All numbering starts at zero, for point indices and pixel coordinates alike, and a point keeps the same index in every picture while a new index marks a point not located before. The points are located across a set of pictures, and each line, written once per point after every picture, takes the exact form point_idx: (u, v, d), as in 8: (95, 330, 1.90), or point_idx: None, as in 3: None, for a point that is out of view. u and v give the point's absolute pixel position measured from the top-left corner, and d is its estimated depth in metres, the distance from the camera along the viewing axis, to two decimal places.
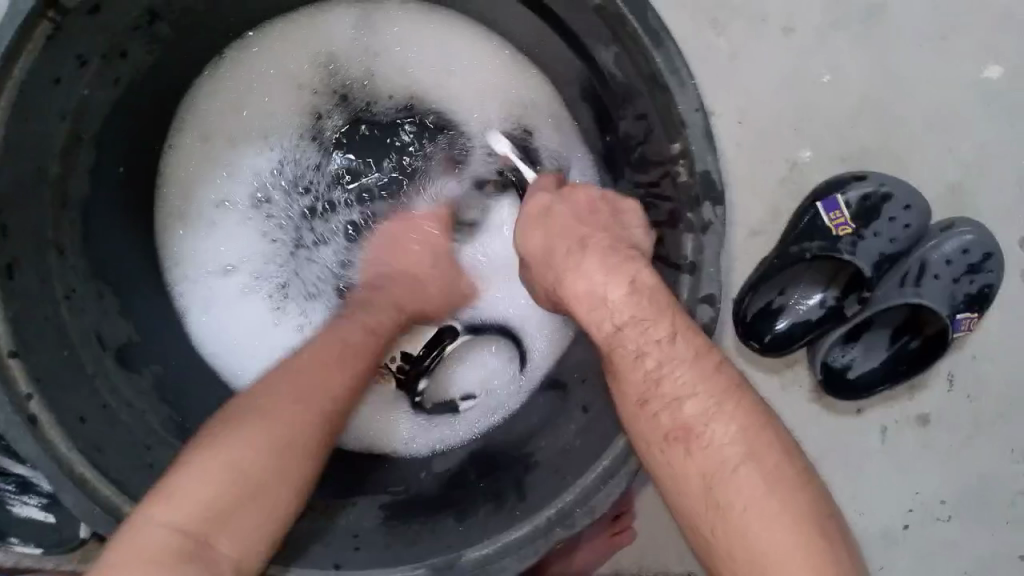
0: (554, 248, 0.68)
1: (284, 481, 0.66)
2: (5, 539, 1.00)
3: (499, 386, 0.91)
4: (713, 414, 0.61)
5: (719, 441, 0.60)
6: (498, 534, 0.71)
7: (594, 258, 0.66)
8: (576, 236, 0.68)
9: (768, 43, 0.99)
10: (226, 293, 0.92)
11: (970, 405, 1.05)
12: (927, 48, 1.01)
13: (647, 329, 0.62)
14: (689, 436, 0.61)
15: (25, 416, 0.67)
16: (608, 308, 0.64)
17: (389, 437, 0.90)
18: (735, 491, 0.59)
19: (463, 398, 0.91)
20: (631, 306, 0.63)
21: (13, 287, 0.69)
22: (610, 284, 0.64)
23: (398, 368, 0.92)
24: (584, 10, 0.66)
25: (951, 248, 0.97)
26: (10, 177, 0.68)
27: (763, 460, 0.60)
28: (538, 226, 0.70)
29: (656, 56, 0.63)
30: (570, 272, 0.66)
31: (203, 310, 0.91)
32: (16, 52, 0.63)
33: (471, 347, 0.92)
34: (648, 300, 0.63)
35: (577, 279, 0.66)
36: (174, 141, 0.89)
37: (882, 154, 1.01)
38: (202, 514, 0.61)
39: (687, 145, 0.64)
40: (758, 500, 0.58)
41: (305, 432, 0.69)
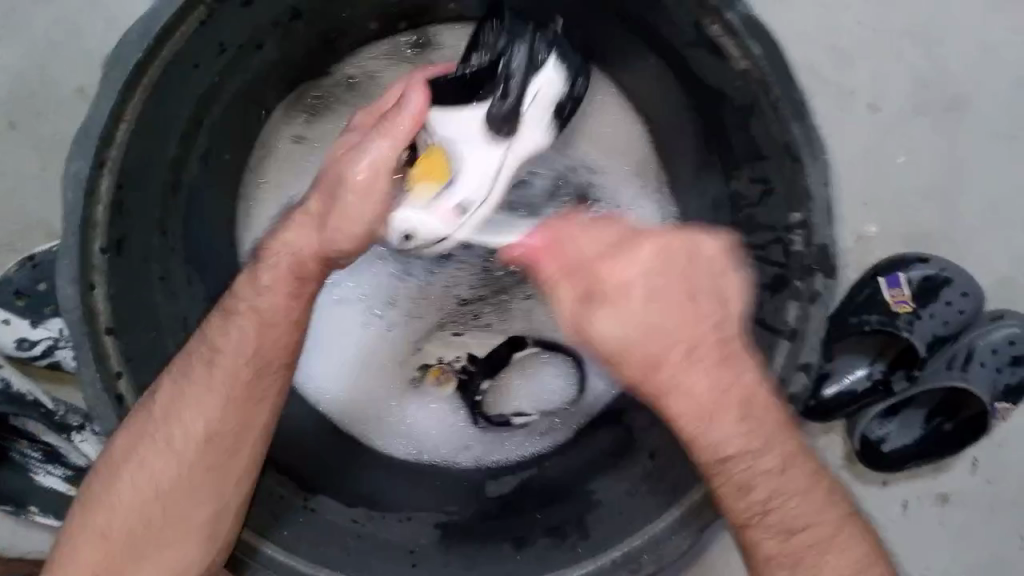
0: (635, 338, 0.63)
1: (186, 492, 0.71)
2: (23, 507, 0.98)
3: (553, 406, 0.92)
4: (767, 481, 0.64)
5: (780, 510, 0.64)
6: (563, 570, 0.73)
7: (682, 359, 0.63)
8: (648, 330, 0.62)
9: (851, 118, 1.01)
10: (344, 325, 0.92)
11: (990, 491, 1.03)
12: (1002, 141, 1.01)
13: (716, 420, 0.64)
14: (755, 502, 0.64)
15: (115, 393, 0.69)
16: (683, 399, 0.64)
17: (428, 441, 0.91)
18: (773, 545, 0.64)
19: (514, 414, 0.91)
20: (708, 402, 0.64)
21: (120, 261, 0.70)
22: (709, 384, 0.64)
23: (461, 369, 0.91)
24: (726, 72, 0.69)
25: (999, 338, 0.98)
26: (133, 154, 0.69)
27: (816, 521, 0.64)
28: (609, 312, 0.63)
29: (794, 128, 0.66)
30: (667, 367, 0.63)
31: (318, 341, 0.92)
32: (172, 31, 0.65)
33: (537, 362, 0.91)
34: (729, 384, 0.64)
35: (670, 379, 0.64)
36: (266, 137, 0.90)
37: (943, 239, 1.02)
38: (117, 528, 0.70)
39: (809, 215, 0.67)
40: (801, 558, 0.64)
41: (198, 443, 0.71)
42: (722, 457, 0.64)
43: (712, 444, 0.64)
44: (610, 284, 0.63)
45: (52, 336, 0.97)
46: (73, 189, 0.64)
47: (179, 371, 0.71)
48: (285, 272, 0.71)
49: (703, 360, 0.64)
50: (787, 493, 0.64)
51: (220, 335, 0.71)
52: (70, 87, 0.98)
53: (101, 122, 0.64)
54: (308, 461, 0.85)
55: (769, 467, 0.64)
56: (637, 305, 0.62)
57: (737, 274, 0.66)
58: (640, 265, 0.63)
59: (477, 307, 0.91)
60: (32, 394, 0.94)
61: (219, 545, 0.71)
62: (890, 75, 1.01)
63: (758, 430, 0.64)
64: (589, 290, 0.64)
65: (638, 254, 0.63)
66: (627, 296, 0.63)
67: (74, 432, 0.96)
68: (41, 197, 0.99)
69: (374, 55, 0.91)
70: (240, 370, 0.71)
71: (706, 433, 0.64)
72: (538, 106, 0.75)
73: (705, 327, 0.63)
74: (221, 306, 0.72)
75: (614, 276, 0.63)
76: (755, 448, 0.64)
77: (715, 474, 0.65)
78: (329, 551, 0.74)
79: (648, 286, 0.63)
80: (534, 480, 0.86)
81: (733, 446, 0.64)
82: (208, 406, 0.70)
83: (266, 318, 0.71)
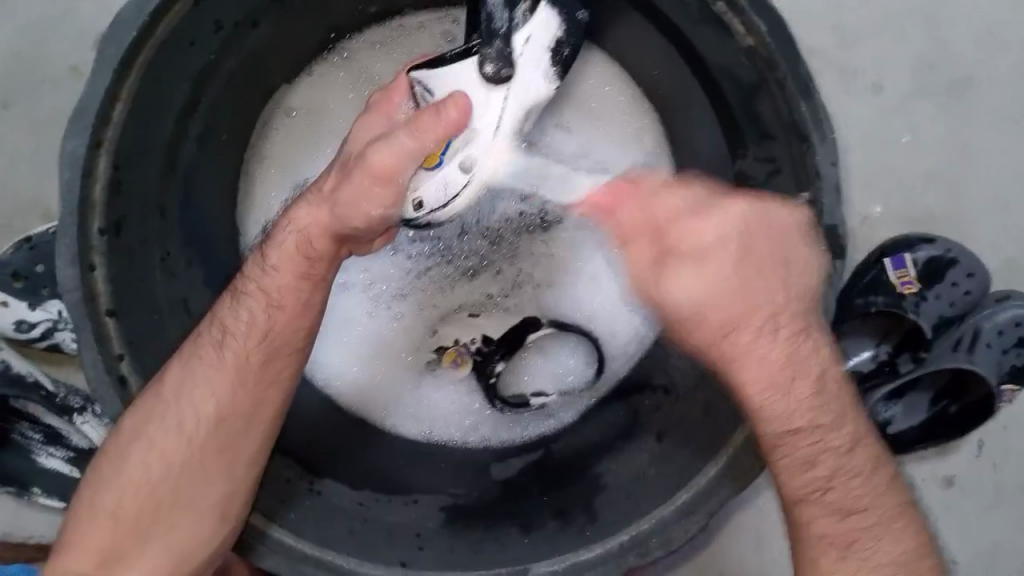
0: (711, 299, 0.63)
1: (202, 473, 0.71)
2: (27, 489, 0.97)
3: (571, 386, 0.90)
4: (833, 458, 0.66)
5: (839, 490, 0.66)
6: (571, 553, 0.72)
7: (756, 326, 0.64)
8: (731, 293, 0.63)
9: (855, 98, 1.00)
10: (367, 311, 0.93)
11: (995, 473, 1.03)
12: (1008, 121, 1.00)
13: (792, 391, 0.65)
14: (817, 478, 0.66)
15: (116, 376, 0.68)
16: (749, 369, 0.65)
17: (443, 421, 0.91)
18: (826, 523, 0.67)
19: (534, 396, 0.89)
20: (777, 371, 0.65)
21: (118, 244, 0.69)
22: (771, 356, 0.65)
23: (477, 351, 0.90)
24: (734, 50, 0.67)
25: (1005, 319, 0.96)
26: (129, 134, 0.68)
27: (874, 504, 0.66)
28: (687, 269, 0.63)
29: (802, 106, 0.65)
30: (746, 332, 0.64)
31: (340, 326, 0.93)
32: (167, 8, 0.64)
33: (555, 341, 0.90)
34: (795, 360, 0.65)
35: (741, 344, 0.64)
36: (270, 118, 0.90)
37: (948, 219, 1.01)
38: (132, 506, 0.70)
39: (818, 196, 0.65)
40: (857, 539, 0.66)
41: (207, 424, 0.71)
42: (786, 431, 0.65)
43: (777, 416, 0.65)
44: (696, 243, 0.62)
45: (51, 318, 0.96)
46: (69, 170, 0.63)
47: (192, 349, 0.71)
48: (290, 256, 0.69)
49: (782, 330, 0.65)
50: (849, 474, 0.66)
51: (232, 318, 0.70)
52: (62, 67, 0.97)
53: (97, 102, 0.63)
54: (316, 444, 0.84)
55: (837, 444, 0.66)
56: (722, 266, 0.62)
57: (811, 251, 0.65)
58: (721, 229, 0.62)
59: (490, 289, 0.93)
60: (32, 376, 0.94)
61: (232, 525, 0.71)
62: (895, 55, 0.99)
63: (825, 406, 0.66)
64: (663, 252, 0.63)
65: (723, 213, 0.62)
66: (708, 260, 0.62)
67: (74, 414, 0.96)
68: (36, 179, 0.98)
69: (373, 33, 0.90)
70: (251, 351, 0.70)
71: (771, 404, 0.65)
72: (532, 50, 0.66)
73: (779, 301, 0.64)
74: (233, 287, 0.72)
75: (692, 236, 0.62)
76: (821, 422, 0.66)
77: (771, 452, 0.66)
78: (334, 534, 0.74)
79: (738, 249, 0.63)
80: (540, 463, 0.86)
81: (799, 419, 0.65)
82: (219, 388, 0.70)
83: (275, 300, 0.70)
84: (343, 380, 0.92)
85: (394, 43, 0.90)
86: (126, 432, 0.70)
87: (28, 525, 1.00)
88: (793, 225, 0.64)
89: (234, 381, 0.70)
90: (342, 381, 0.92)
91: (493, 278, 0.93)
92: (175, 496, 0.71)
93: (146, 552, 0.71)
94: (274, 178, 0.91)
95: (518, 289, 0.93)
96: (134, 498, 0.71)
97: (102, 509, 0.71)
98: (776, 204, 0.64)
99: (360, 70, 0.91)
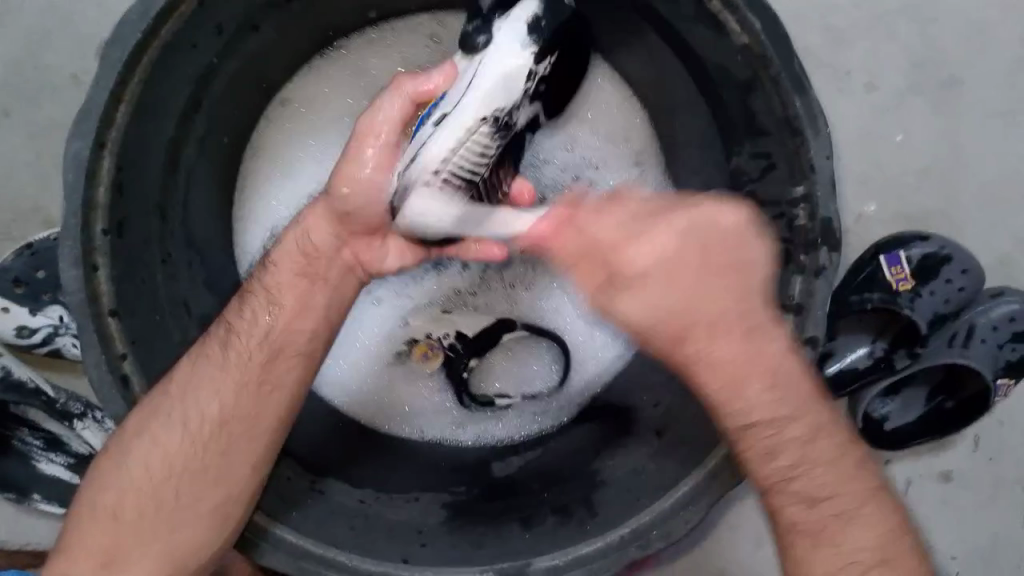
0: (657, 321, 0.63)
1: (206, 476, 0.71)
2: (26, 496, 0.97)
3: (537, 391, 0.93)
4: (793, 448, 0.66)
5: (803, 478, 0.67)
6: (572, 548, 0.72)
7: (707, 333, 0.64)
8: (674, 310, 0.63)
9: (848, 97, 1.01)
10: (369, 327, 0.93)
11: (992, 469, 1.03)
12: (999, 119, 1.01)
13: (746, 389, 0.65)
14: (779, 468, 0.67)
15: (120, 375, 0.69)
16: (710, 372, 0.65)
17: (430, 427, 0.92)
18: (796, 512, 0.67)
19: (497, 395, 0.92)
20: (735, 371, 0.65)
21: (121, 244, 0.70)
22: (731, 357, 0.64)
23: (449, 346, 0.91)
24: (728, 48, 0.68)
25: (999, 314, 0.98)
26: (132, 135, 0.69)
27: (843, 490, 0.67)
28: (631, 295, 0.63)
29: (796, 101, 0.66)
30: (694, 343, 0.64)
31: (342, 344, 0.93)
32: (169, 10, 0.65)
33: (524, 344, 0.93)
34: (756, 356, 0.65)
35: (700, 353, 0.65)
36: (270, 114, 0.91)
37: (941, 217, 1.02)
38: (134, 506, 0.70)
39: (812, 189, 0.67)
40: (824, 527, 0.66)
41: (211, 425, 0.71)
42: (744, 425, 0.66)
43: (738, 411, 0.66)
44: (642, 262, 0.62)
45: (52, 323, 0.96)
46: (73, 170, 0.64)
47: (200, 348, 0.73)
48: (292, 254, 0.75)
49: (728, 335, 0.64)
50: (812, 462, 0.67)
51: (237, 317, 0.74)
52: (63, 74, 0.97)
53: (100, 103, 0.64)
54: (318, 446, 0.85)
55: (796, 435, 0.66)
56: (670, 283, 0.62)
57: (758, 242, 0.64)
58: (663, 246, 0.62)
59: (459, 286, 0.94)
60: (33, 383, 0.93)
61: (236, 526, 0.71)
62: (887, 54, 1.01)
63: (786, 400, 0.66)
64: (610, 274, 0.64)
65: (659, 231, 0.62)
66: (654, 279, 0.62)
67: (75, 421, 0.95)
68: (36, 185, 0.99)
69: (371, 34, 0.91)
70: (253, 352, 0.73)
71: (729, 403, 0.66)
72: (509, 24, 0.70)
73: (730, 300, 0.63)
74: (240, 291, 0.76)
75: (633, 261, 0.62)
76: (783, 416, 0.66)
77: (738, 442, 0.67)
78: (336, 533, 0.74)
79: (672, 266, 0.62)
80: (540, 460, 0.87)
81: (755, 415, 0.66)
82: (223, 388, 0.72)
83: (275, 296, 0.74)
84: (347, 394, 0.92)
85: (392, 42, 0.91)
86: (126, 433, 0.70)
87: (27, 532, 1.00)
88: (742, 228, 0.64)
89: (241, 382, 0.72)
90: (347, 397, 0.92)
91: (459, 273, 0.93)
92: (180, 498, 0.71)
93: (145, 555, 0.70)
94: (274, 174, 0.92)
95: (486, 287, 0.94)
96: (135, 500, 0.71)
97: (103, 511, 0.70)
98: (713, 210, 0.63)
99: (360, 70, 0.92)
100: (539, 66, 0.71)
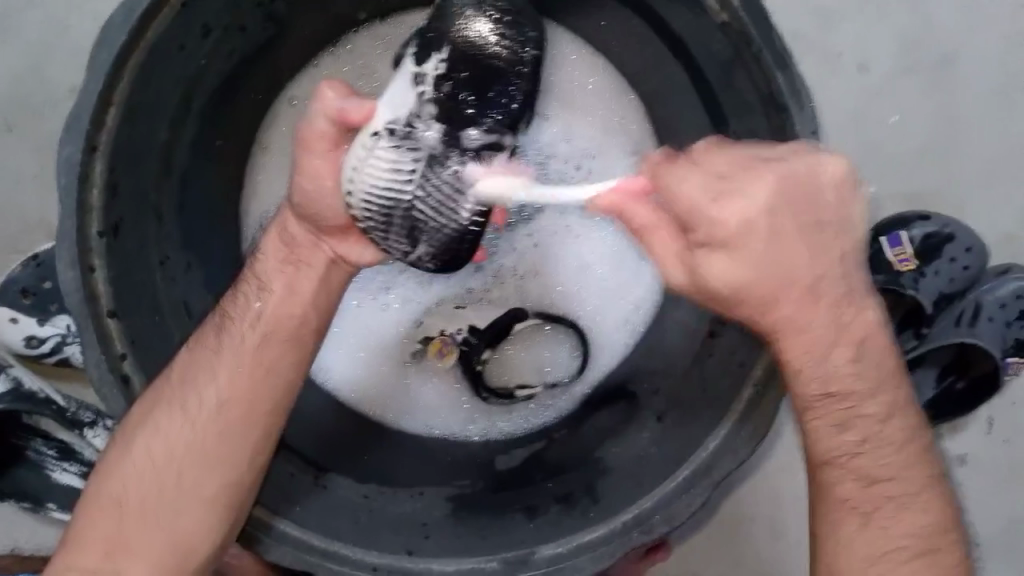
0: (758, 279, 0.57)
1: (204, 464, 0.72)
2: (41, 504, 0.98)
3: (555, 378, 0.92)
4: (867, 424, 0.66)
5: (871, 455, 0.67)
6: (574, 535, 0.72)
7: (799, 298, 0.59)
8: (771, 267, 0.57)
9: (842, 80, 1.00)
10: (374, 326, 0.94)
11: (1008, 450, 1.01)
12: (994, 96, 1.01)
13: (830, 355, 0.63)
14: (850, 442, 0.67)
15: (120, 375, 0.70)
16: (798, 336, 0.61)
17: (439, 421, 0.93)
18: (850, 488, 0.67)
19: (517, 387, 0.92)
20: (827, 335, 0.62)
21: (116, 245, 0.71)
22: (820, 322, 0.61)
23: (463, 340, 0.92)
24: (709, 27, 0.69)
25: (1005, 292, 0.97)
26: (124, 138, 0.70)
27: (901, 474, 0.68)
28: (721, 254, 0.57)
29: (777, 76, 0.65)
30: (786, 305, 0.60)
31: (342, 341, 0.93)
32: (154, 12, 0.66)
33: (539, 333, 0.93)
34: (845, 325, 0.62)
35: (784, 318, 0.60)
36: (273, 111, 0.92)
37: (941, 196, 1.01)
38: (135, 492, 0.72)
39: None
40: (876, 507, 0.67)
41: (209, 413, 0.73)
42: (825, 393, 0.65)
43: (810, 378, 0.64)
44: (728, 224, 0.55)
45: (60, 332, 0.98)
46: (65, 174, 0.65)
47: (199, 339, 0.74)
48: (280, 245, 0.77)
49: (824, 298, 0.60)
50: (883, 440, 0.67)
51: (236, 304, 0.75)
52: (64, 88, 0.99)
53: (90, 106, 0.65)
54: (319, 442, 0.85)
55: (873, 412, 0.66)
56: (763, 244, 0.56)
57: (855, 202, 0.60)
58: (755, 206, 0.55)
59: (471, 283, 0.94)
60: (44, 392, 0.94)
61: (239, 513, 0.72)
62: (879, 36, 1.00)
63: (863, 373, 0.65)
64: (697, 237, 0.57)
65: (748, 190, 0.56)
66: (745, 240, 0.56)
67: (86, 428, 0.95)
68: (41, 198, 1.00)
69: (369, 32, 0.93)
70: (248, 336, 0.74)
71: (810, 368, 0.63)
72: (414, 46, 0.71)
73: (830, 263, 0.60)
74: (236, 284, 0.78)
75: (734, 219, 0.55)
76: (861, 388, 0.65)
77: (808, 410, 0.66)
78: (339, 527, 0.74)
79: (773, 228, 0.56)
80: (543, 451, 0.87)
81: (834, 385, 0.64)
82: (221, 377, 0.73)
83: (270, 287, 0.75)
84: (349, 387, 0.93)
85: (395, 40, 0.93)
86: (130, 423, 0.71)
87: (42, 539, 1.01)
88: (841, 178, 0.58)
89: (236, 373, 0.73)
90: (349, 390, 0.93)
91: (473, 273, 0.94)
92: (179, 489, 0.72)
93: (150, 542, 0.71)
94: (274, 170, 0.94)
95: (501, 283, 0.94)
96: (136, 486, 0.72)
97: (104, 496, 0.72)
98: (808, 161, 0.57)
99: (364, 65, 0.93)
100: (422, 67, 0.69)
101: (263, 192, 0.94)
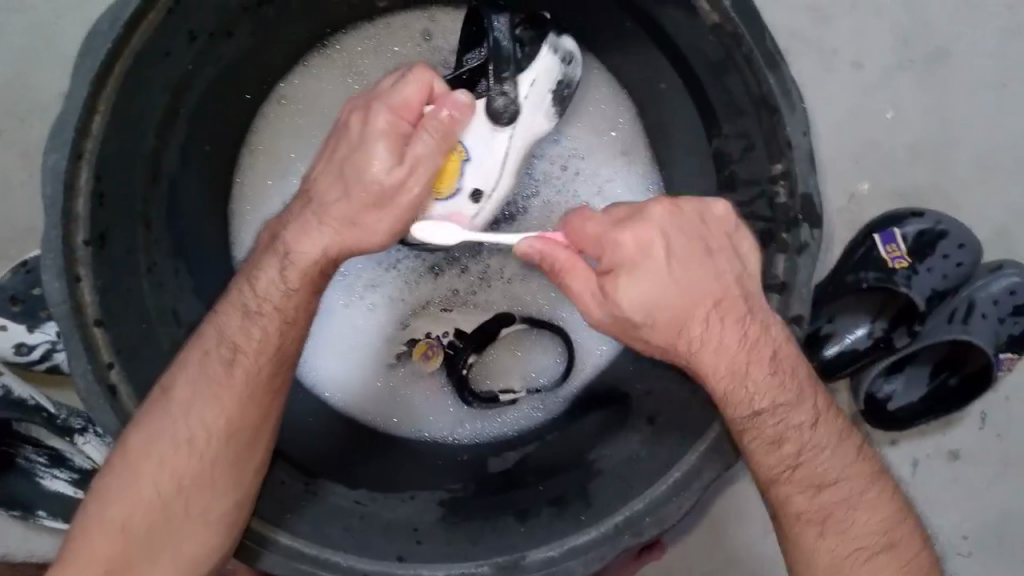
0: (662, 296, 0.62)
1: (199, 494, 0.71)
2: (30, 512, 0.96)
3: (542, 384, 0.93)
4: (798, 434, 0.67)
5: (809, 465, 0.67)
6: (565, 538, 0.72)
7: (711, 315, 0.64)
8: (684, 283, 0.63)
9: (835, 76, 1.00)
10: (354, 320, 0.94)
11: (1001, 446, 1.00)
12: (986, 93, 1.00)
13: (751, 374, 0.66)
14: (787, 456, 0.67)
15: (107, 384, 0.69)
16: (717, 355, 0.65)
17: (430, 430, 0.93)
18: (801, 501, 0.67)
19: (502, 391, 0.92)
20: (739, 357, 0.65)
21: (103, 254, 0.71)
22: (738, 342, 0.65)
23: (449, 344, 0.92)
24: (699, 28, 0.68)
25: (998, 289, 0.96)
26: (111, 144, 0.69)
27: (846, 474, 0.68)
28: (630, 278, 0.62)
29: (769, 77, 0.65)
30: (696, 324, 0.64)
31: (322, 340, 0.94)
32: (138, 20, 0.66)
33: (527, 338, 0.94)
34: (757, 342, 0.65)
35: (696, 341, 0.65)
36: (265, 109, 0.92)
37: (934, 191, 1.00)
38: (127, 518, 0.70)
39: (790, 165, 0.66)
40: (831, 512, 0.67)
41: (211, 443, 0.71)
42: (755, 412, 0.66)
43: (745, 399, 0.66)
44: (626, 249, 0.62)
45: (49, 339, 0.97)
46: (51, 182, 0.64)
47: (202, 366, 0.71)
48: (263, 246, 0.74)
49: (731, 315, 0.64)
50: (817, 447, 0.67)
51: (242, 336, 0.71)
52: (51, 92, 0.99)
53: (75, 114, 0.65)
54: (313, 450, 0.85)
55: (803, 420, 0.67)
56: (660, 265, 0.62)
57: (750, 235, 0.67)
58: (652, 225, 0.62)
59: (457, 286, 0.94)
60: (34, 399, 0.92)
61: (238, 530, 0.72)
62: (872, 32, 1.00)
63: (786, 385, 0.67)
64: (605, 264, 0.62)
65: (650, 214, 0.62)
66: (651, 255, 0.62)
67: (76, 435, 0.94)
68: (30, 204, 1.00)
69: (358, 33, 0.92)
70: (259, 366, 0.71)
71: (737, 388, 0.66)
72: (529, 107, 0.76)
73: (733, 283, 0.65)
74: (230, 299, 0.72)
75: (629, 239, 0.62)
76: (788, 400, 0.67)
77: (744, 430, 0.66)
78: (331, 534, 0.74)
79: (676, 240, 0.63)
80: (536, 455, 0.87)
81: (763, 400, 0.66)
82: (222, 408, 0.71)
83: (289, 317, 0.71)
84: (334, 386, 0.93)
85: (389, 38, 0.93)
86: (130, 452, 0.70)
87: (34, 545, 1.00)
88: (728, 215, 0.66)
89: (238, 408, 0.71)
90: (331, 388, 0.93)
91: (460, 274, 0.94)
92: (177, 508, 0.71)
93: (156, 564, 0.71)
94: (267, 172, 0.94)
95: (485, 287, 0.94)
96: (129, 512, 0.71)
97: (96, 523, 0.71)
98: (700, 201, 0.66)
99: (358, 63, 0.93)
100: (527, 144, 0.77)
101: (252, 190, 0.94)
